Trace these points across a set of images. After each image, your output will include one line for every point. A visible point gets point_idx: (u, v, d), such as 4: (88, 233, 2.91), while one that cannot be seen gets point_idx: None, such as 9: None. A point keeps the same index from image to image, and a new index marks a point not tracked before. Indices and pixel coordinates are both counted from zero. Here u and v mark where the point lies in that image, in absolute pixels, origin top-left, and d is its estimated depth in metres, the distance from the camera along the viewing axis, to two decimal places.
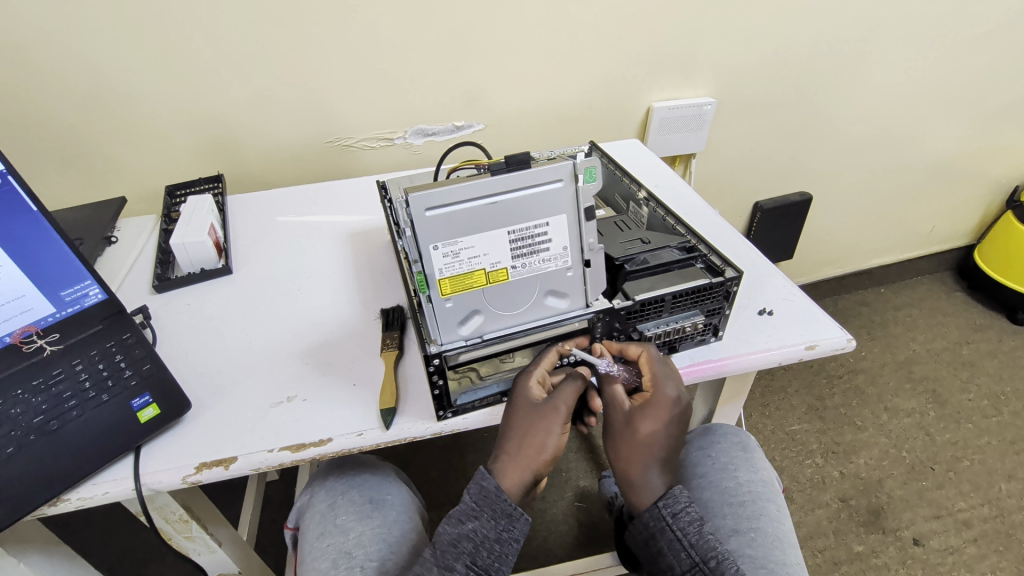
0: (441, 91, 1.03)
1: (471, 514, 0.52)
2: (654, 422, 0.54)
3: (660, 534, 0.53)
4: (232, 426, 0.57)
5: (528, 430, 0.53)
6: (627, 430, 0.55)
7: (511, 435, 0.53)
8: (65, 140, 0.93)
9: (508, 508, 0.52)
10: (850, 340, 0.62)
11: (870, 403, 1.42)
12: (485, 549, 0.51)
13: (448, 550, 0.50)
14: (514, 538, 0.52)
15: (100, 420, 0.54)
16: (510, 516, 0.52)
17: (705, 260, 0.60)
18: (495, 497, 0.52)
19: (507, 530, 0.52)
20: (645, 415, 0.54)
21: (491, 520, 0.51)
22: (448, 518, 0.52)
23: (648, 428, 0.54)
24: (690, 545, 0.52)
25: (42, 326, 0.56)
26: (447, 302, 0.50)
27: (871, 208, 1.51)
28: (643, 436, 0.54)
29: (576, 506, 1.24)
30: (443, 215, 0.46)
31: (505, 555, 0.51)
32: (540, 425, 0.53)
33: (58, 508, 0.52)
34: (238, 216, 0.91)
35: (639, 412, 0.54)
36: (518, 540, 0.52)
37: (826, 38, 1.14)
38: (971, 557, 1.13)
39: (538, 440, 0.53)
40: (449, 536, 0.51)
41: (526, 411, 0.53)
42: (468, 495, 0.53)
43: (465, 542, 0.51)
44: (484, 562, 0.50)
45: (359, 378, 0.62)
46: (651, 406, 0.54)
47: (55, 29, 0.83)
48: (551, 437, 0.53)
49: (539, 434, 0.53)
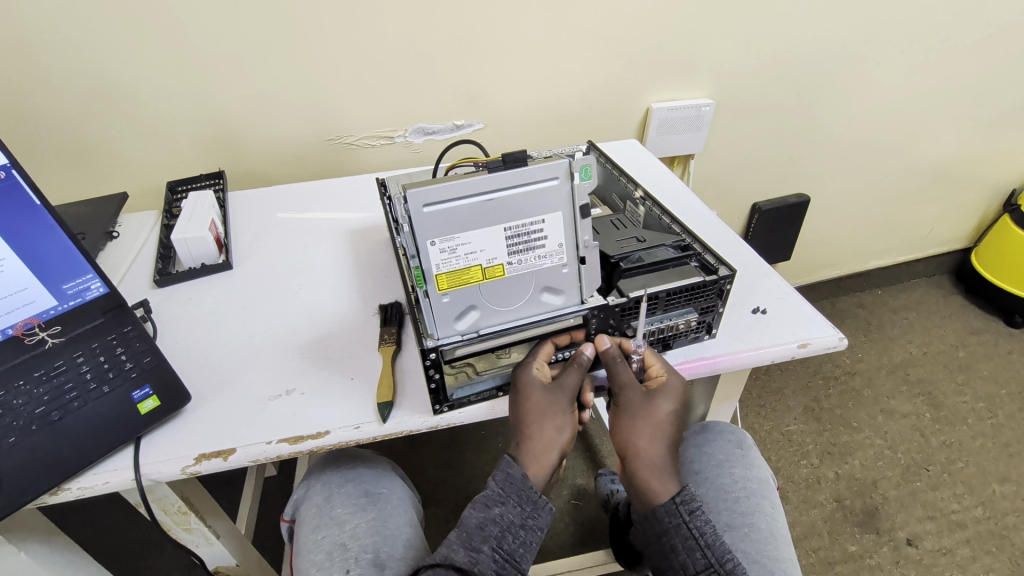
0: (441, 91, 1.04)
1: (497, 500, 0.53)
2: (670, 402, 0.56)
3: (674, 531, 0.55)
4: (231, 419, 0.58)
5: (546, 416, 0.54)
6: (648, 410, 0.55)
7: (532, 424, 0.54)
8: (65, 133, 0.94)
9: (534, 495, 0.54)
10: (843, 339, 0.63)
11: (866, 404, 1.43)
12: (510, 535, 0.52)
13: (474, 533, 0.52)
14: (538, 526, 0.54)
15: (100, 412, 0.55)
16: (535, 504, 0.54)
17: (699, 259, 0.61)
18: (522, 484, 0.54)
19: (532, 517, 0.53)
20: (661, 396, 0.55)
21: (517, 506, 0.53)
22: (474, 503, 0.54)
23: (666, 407, 0.55)
24: (706, 545, 0.54)
25: (45, 318, 0.57)
26: (444, 297, 0.50)
27: (868, 211, 1.52)
28: (663, 415, 0.55)
29: (573, 504, 1.24)
30: (440, 211, 0.46)
31: (529, 542, 0.53)
32: (557, 408, 0.54)
33: (60, 496, 0.53)
34: (238, 213, 0.92)
35: (657, 393, 0.55)
36: (541, 528, 0.54)
37: (824, 41, 1.15)
38: (964, 558, 1.14)
39: (557, 422, 0.55)
40: (475, 520, 0.52)
41: (540, 400, 0.54)
42: (494, 482, 0.54)
43: (491, 527, 0.52)
44: (509, 546, 0.52)
45: (357, 372, 0.62)
46: (668, 388, 0.56)
47: (62, 26, 0.84)
48: (567, 416, 0.55)
49: (556, 417, 0.55)
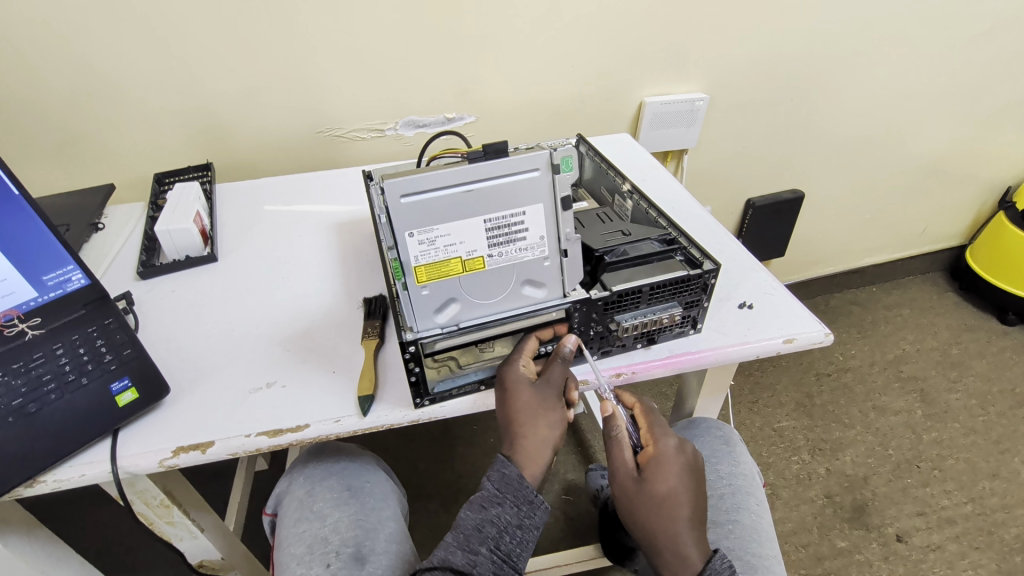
0: (432, 83, 1.03)
1: (494, 501, 0.53)
2: (668, 476, 0.54)
3: None
4: (210, 411, 0.58)
5: (536, 413, 0.54)
6: (644, 491, 0.54)
7: (523, 422, 0.54)
8: (51, 124, 0.93)
9: (531, 495, 0.53)
10: (828, 334, 0.62)
11: (858, 401, 1.43)
12: (508, 535, 0.52)
13: (472, 534, 0.51)
14: (535, 525, 0.53)
15: (79, 404, 0.55)
16: (531, 503, 0.53)
17: (684, 253, 0.60)
18: (518, 484, 0.53)
19: (528, 516, 0.53)
20: (655, 472, 0.54)
21: (513, 506, 0.52)
22: (470, 504, 0.53)
23: (664, 482, 0.54)
24: None
25: (25, 310, 0.56)
26: (423, 289, 0.50)
27: (863, 207, 1.51)
28: (663, 492, 0.54)
29: (563, 499, 1.24)
30: (419, 202, 0.46)
31: (525, 541, 0.53)
32: (546, 404, 0.54)
33: (35, 489, 0.53)
34: (225, 205, 0.91)
35: (649, 471, 0.55)
36: (537, 527, 0.54)
37: (818, 35, 1.14)
38: (953, 554, 1.14)
39: (548, 418, 0.55)
40: (472, 521, 0.52)
41: (528, 396, 0.54)
42: (489, 482, 0.54)
43: (489, 527, 0.52)
44: (507, 547, 0.52)
45: (339, 365, 0.62)
46: (659, 461, 0.55)
47: (46, 15, 0.83)
48: (558, 412, 0.55)
49: (546, 413, 0.54)
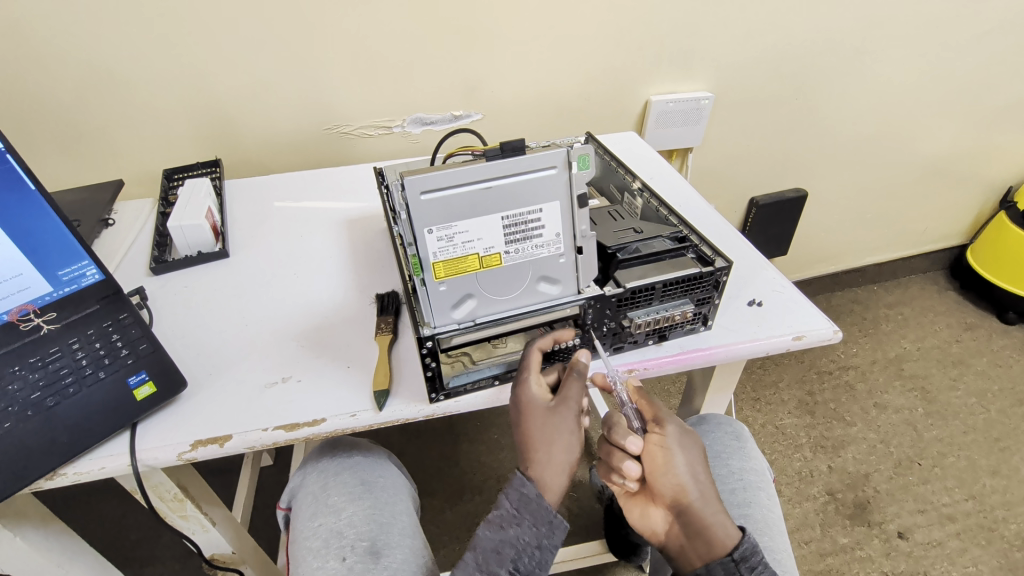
0: (440, 81, 1.04)
1: (512, 521, 0.52)
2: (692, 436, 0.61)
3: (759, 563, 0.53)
4: (226, 405, 0.58)
5: (551, 431, 0.54)
6: (686, 439, 0.59)
7: (539, 441, 0.54)
8: (60, 119, 0.93)
9: (549, 515, 0.52)
10: (837, 331, 0.63)
11: (859, 399, 1.44)
12: (526, 556, 0.52)
13: (490, 556, 0.52)
14: (555, 544, 0.53)
15: (97, 397, 0.55)
16: (551, 524, 0.52)
17: (695, 250, 0.61)
18: (536, 504, 0.52)
19: (548, 536, 0.52)
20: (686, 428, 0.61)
21: (532, 527, 0.52)
22: (488, 522, 0.53)
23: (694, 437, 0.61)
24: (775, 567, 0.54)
25: (40, 305, 0.56)
26: (441, 285, 0.50)
27: (865, 206, 1.52)
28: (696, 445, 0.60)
29: (568, 495, 1.25)
30: (438, 198, 0.46)
31: (545, 561, 0.53)
32: (561, 423, 0.54)
33: (55, 481, 0.53)
34: (235, 201, 0.91)
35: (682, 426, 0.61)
36: (558, 545, 0.53)
37: (823, 34, 1.14)
38: (954, 550, 1.16)
39: (564, 436, 0.54)
40: (490, 542, 0.52)
41: (541, 415, 0.54)
42: (506, 500, 0.53)
43: (507, 548, 0.52)
44: (525, 567, 0.52)
45: (353, 361, 0.62)
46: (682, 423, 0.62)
47: (58, 10, 0.83)
48: (573, 431, 0.55)
49: (562, 431, 0.54)
